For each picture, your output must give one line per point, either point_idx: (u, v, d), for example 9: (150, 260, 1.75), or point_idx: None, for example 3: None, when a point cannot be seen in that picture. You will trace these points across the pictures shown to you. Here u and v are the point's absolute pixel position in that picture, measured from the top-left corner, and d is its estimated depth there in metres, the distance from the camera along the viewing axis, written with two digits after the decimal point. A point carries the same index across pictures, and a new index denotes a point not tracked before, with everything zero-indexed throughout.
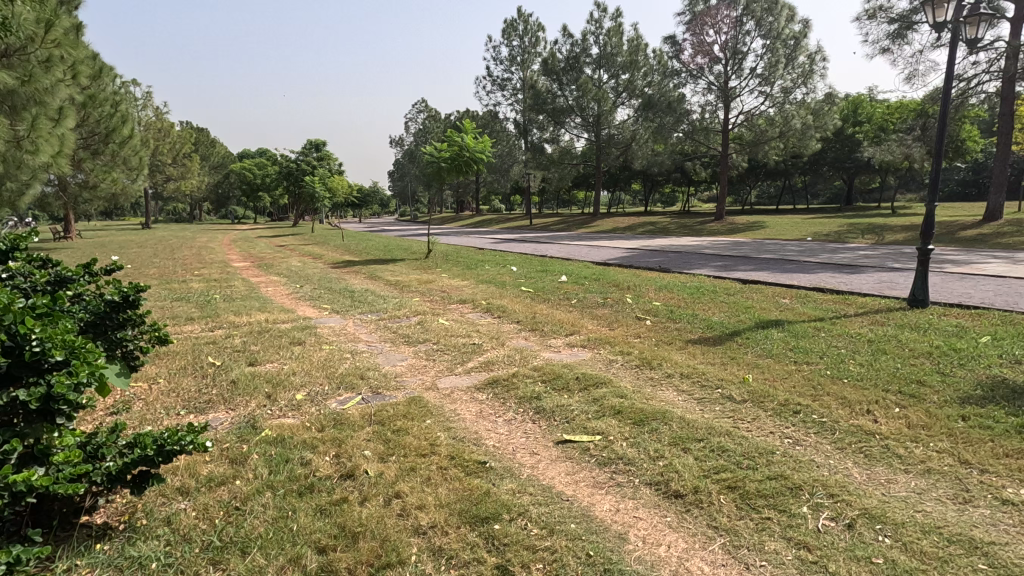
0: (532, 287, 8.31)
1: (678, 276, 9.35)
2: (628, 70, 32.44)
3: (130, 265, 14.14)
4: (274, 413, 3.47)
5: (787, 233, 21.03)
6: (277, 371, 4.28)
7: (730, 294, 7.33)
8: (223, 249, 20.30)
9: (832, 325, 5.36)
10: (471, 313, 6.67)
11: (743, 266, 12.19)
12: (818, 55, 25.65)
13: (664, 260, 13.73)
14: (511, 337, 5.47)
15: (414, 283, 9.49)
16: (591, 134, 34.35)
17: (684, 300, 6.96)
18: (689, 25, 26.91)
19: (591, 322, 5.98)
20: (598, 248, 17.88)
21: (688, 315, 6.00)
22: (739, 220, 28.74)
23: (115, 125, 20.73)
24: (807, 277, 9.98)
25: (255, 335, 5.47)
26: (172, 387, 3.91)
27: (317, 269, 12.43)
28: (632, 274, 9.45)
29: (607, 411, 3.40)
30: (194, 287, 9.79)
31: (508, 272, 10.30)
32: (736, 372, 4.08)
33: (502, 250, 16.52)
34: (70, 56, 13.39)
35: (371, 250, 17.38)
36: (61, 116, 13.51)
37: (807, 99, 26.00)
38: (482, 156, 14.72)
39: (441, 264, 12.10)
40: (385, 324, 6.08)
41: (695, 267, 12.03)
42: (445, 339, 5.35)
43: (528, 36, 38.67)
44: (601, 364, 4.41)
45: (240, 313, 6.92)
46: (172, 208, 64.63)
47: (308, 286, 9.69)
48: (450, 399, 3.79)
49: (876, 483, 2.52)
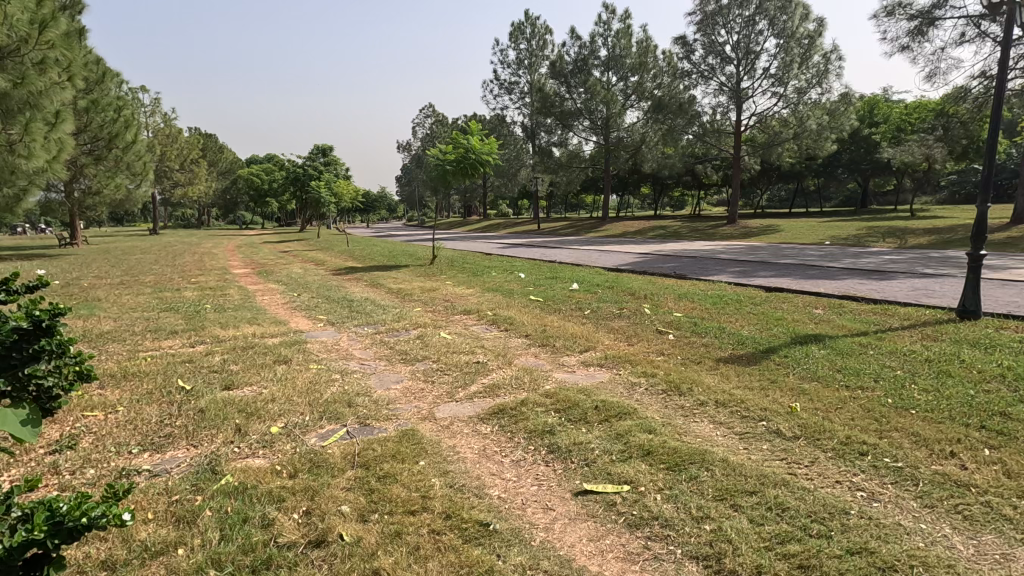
0: (541, 296, 7.80)
1: (697, 283, 8.81)
2: (637, 72, 31.99)
3: (127, 272, 13.76)
4: (240, 453, 2.96)
5: (804, 237, 20.35)
6: (254, 397, 3.76)
7: (758, 304, 6.76)
8: (226, 255, 20.02)
9: (879, 341, 4.77)
10: (476, 325, 6.15)
11: (763, 272, 11.60)
12: (833, 54, 25.02)
13: (679, 265, 13.18)
14: (519, 354, 4.92)
15: (417, 292, 9.00)
16: (600, 137, 33.90)
17: (708, 311, 6.39)
18: (699, 25, 26.37)
19: (608, 337, 5.43)
20: (608, 253, 17.34)
21: (715, 329, 5.43)
22: (752, 223, 28.09)
23: (117, 130, 20.45)
24: (835, 284, 9.40)
25: (239, 353, 4.99)
26: (132, 417, 3.41)
27: (318, 276, 12.01)
28: (647, 281, 8.92)
29: (635, 451, 2.86)
30: (187, 296, 9.38)
31: (516, 279, 9.81)
32: (781, 399, 3.51)
33: (509, 255, 16.03)
34: (66, 58, 13.00)
35: (375, 255, 16.91)
36: (56, 119, 13.07)
37: (822, 100, 25.36)
38: (489, 159, 14.22)
39: (446, 271, 11.61)
40: (381, 339, 5.56)
41: (713, 273, 11.46)
42: (445, 357, 4.82)
43: (536, 39, 38.39)
44: (622, 388, 3.88)
45: (229, 325, 6.47)
46: (180, 214, 64.90)
47: (305, 295, 9.25)
48: (448, 433, 3.25)
49: (991, 561, 1.96)
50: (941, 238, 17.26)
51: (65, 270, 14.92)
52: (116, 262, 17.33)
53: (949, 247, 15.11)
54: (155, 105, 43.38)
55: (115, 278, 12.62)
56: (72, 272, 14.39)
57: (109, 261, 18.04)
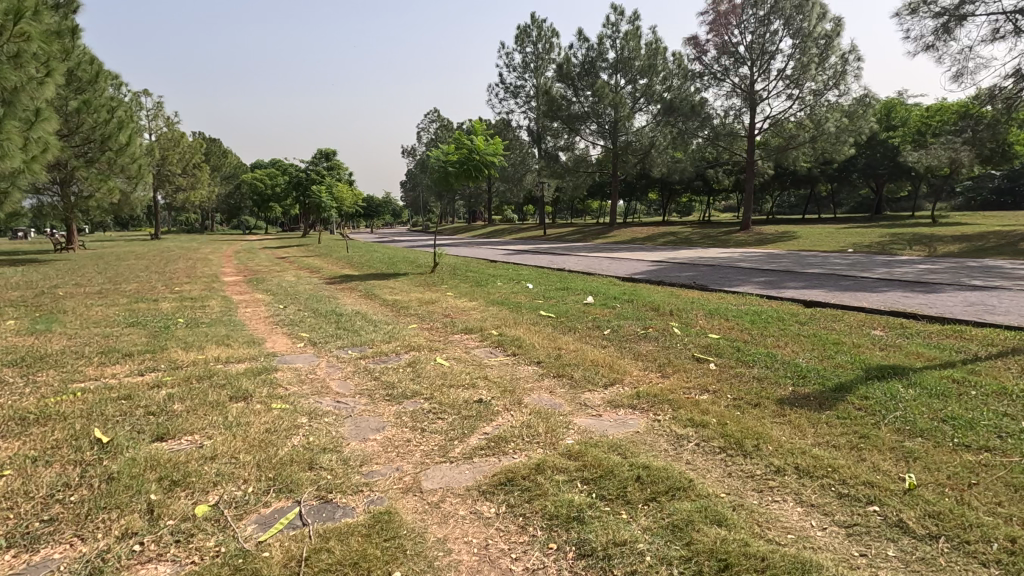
0: (553, 311, 6.93)
1: (725, 297, 7.92)
2: (646, 74, 31.22)
3: (110, 280, 12.98)
4: (140, 555, 2.08)
5: (824, 244, 19.42)
6: (189, 456, 2.89)
7: (804, 322, 5.86)
8: (221, 261, 19.34)
9: (974, 376, 3.86)
10: (479, 349, 5.26)
11: (791, 282, 10.69)
12: (852, 55, 24.08)
13: (698, 274, 12.30)
14: (530, 390, 4.02)
15: (414, 304, 8.14)
16: (608, 142, 33.10)
17: (748, 332, 5.49)
18: (711, 25, 25.60)
19: (635, 365, 4.56)
20: (619, 260, 16.45)
21: (765, 358, 4.52)
22: (767, 230, 27.10)
23: (110, 132, 19.75)
24: (878, 297, 8.48)
25: (196, 385, 4.13)
26: (13, 488, 2.54)
27: (310, 285, 11.17)
28: (669, 294, 8.05)
29: (706, 562, 1.97)
30: (161, 308, 8.53)
31: (523, 290, 8.96)
32: (886, 467, 2.61)
33: (514, 264, 15.16)
34: (43, 52, 12.29)
35: (375, 262, 16.11)
36: (35, 117, 12.33)
37: (840, 102, 24.41)
38: (494, 160, 13.39)
39: (447, 280, 10.75)
40: (365, 366, 4.70)
41: (737, 283, 10.56)
42: (440, 393, 3.93)
43: (542, 42, 37.77)
44: (665, 444, 3.00)
45: (196, 345, 5.60)
46: (183, 219, 64.44)
47: (292, 307, 8.41)
48: (437, 517, 2.37)
49: None
50: (972, 246, 16.32)
51: (47, 277, 14.13)
52: (104, 268, 16.59)
53: (985, 256, 14.18)
54: (156, 109, 42.90)
55: (95, 286, 11.88)
56: (54, 278, 13.68)
57: (97, 267, 17.29)
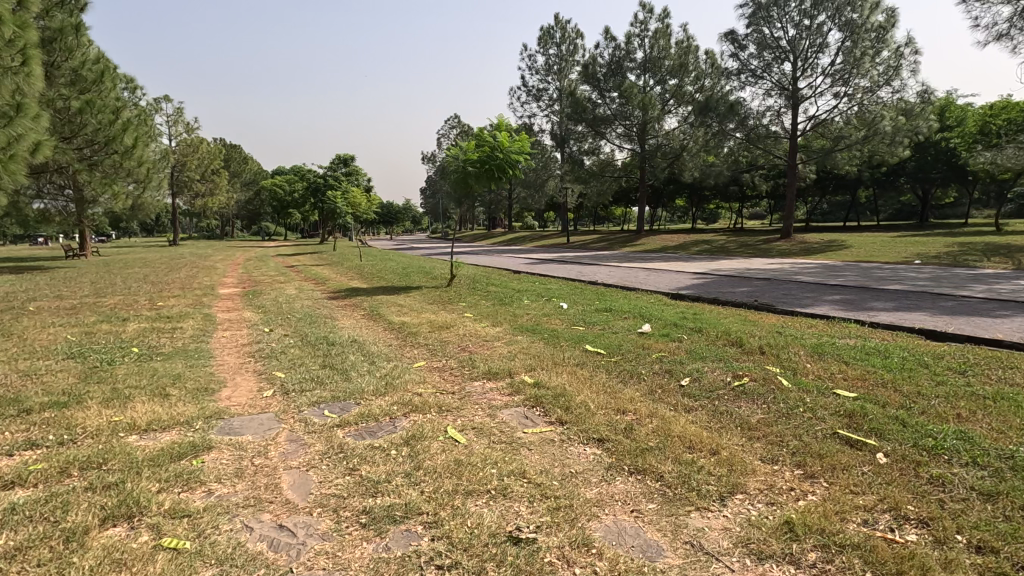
0: (602, 345, 5.37)
1: (817, 326, 6.24)
2: (676, 74, 29.56)
3: (94, 293, 11.71)
4: None
5: (884, 255, 17.44)
6: None
7: (962, 371, 4.15)
8: (227, 270, 18.19)
9: None
10: (507, 411, 3.69)
11: (875, 302, 8.98)
12: (907, 48, 22.08)
13: (755, 291, 10.64)
14: (601, 513, 2.41)
15: (426, 330, 6.64)
16: (635, 145, 31.52)
17: (893, 387, 3.82)
18: (750, 18, 23.84)
19: (750, 453, 2.94)
20: (657, 272, 14.76)
21: (962, 444, 2.86)
22: (811, 238, 25.07)
23: (114, 133, 18.58)
24: (1006, 325, 6.74)
25: (69, 485, 2.63)
26: None
27: (309, 301, 9.77)
28: (742, 321, 6.45)
29: None
30: (124, 331, 7.12)
31: (557, 312, 7.44)
32: None
33: (541, 277, 13.58)
34: (18, 36, 11.11)
35: (386, 273, 14.76)
36: (16, 112, 11.26)
37: (894, 99, 22.39)
38: (519, 160, 11.84)
39: (466, 297, 9.28)
40: (341, 442, 3.19)
41: (809, 303, 8.90)
42: (449, 518, 2.36)
43: (566, 44, 36.46)
44: None
45: (126, 394, 4.12)
46: (204, 225, 64.30)
47: (278, 332, 6.92)
48: None
49: None
50: None
51: (32, 287, 13.03)
52: (100, 278, 15.44)
53: None
54: (177, 115, 42.55)
55: (74, 301, 10.61)
56: (38, 290, 12.51)
57: (95, 276, 16.17)
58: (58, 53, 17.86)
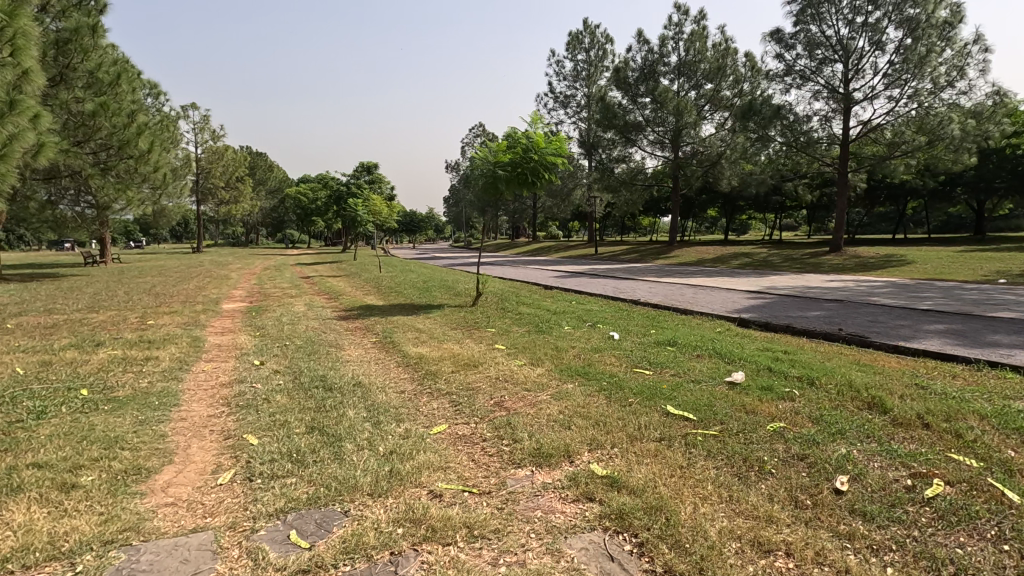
0: (689, 404, 3.95)
1: (963, 374, 4.73)
2: (713, 78, 27.96)
3: (88, 307, 10.72)
4: None
5: (958, 272, 15.62)
6: None
7: None
8: (239, 281, 17.20)
9: None
10: (579, 542, 2.31)
11: (994, 334, 7.38)
12: (976, 46, 20.18)
13: (832, 316, 9.07)
14: None
15: (449, 368, 5.31)
16: (668, 153, 29.92)
17: None
18: (798, 16, 22.16)
19: None
20: (705, 290, 13.24)
21: None
22: (864, 252, 23.17)
23: (129, 138, 17.86)
24: None
25: None
26: None
27: (316, 322, 8.58)
28: (858, 365, 4.97)
29: None
30: (91, 361, 5.96)
31: (610, 345, 6.05)
32: None
33: (576, 294, 12.22)
34: (5, 24, 10.20)
35: (405, 287, 13.56)
36: (9, 109, 10.37)
37: (960, 101, 20.44)
38: (556, 162, 10.46)
39: (495, 320, 7.98)
40: None
41: (911, 334, 7.32)
42: None
43: (595, 49, 35.23)
44: None
45: (13, 484, 2.82)
46: (230, 232, 64.75)
47: (269, 366, 5.65)
48: None
49: None
50: None
51: (30, 299, 12.16)
52: (106, 288, 14.58)
53: None
54: (202, 122, 42.48)
55: (62, 316, 9.60)
56: (35, 301, 11.62)
57: (102, 287, 15.33)
58: (74, 54, 16.98)
